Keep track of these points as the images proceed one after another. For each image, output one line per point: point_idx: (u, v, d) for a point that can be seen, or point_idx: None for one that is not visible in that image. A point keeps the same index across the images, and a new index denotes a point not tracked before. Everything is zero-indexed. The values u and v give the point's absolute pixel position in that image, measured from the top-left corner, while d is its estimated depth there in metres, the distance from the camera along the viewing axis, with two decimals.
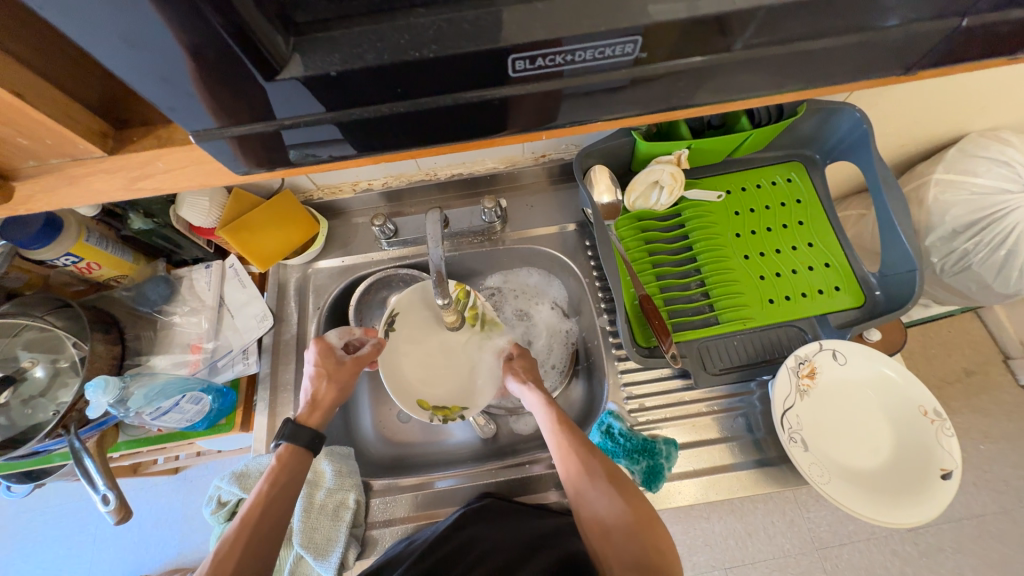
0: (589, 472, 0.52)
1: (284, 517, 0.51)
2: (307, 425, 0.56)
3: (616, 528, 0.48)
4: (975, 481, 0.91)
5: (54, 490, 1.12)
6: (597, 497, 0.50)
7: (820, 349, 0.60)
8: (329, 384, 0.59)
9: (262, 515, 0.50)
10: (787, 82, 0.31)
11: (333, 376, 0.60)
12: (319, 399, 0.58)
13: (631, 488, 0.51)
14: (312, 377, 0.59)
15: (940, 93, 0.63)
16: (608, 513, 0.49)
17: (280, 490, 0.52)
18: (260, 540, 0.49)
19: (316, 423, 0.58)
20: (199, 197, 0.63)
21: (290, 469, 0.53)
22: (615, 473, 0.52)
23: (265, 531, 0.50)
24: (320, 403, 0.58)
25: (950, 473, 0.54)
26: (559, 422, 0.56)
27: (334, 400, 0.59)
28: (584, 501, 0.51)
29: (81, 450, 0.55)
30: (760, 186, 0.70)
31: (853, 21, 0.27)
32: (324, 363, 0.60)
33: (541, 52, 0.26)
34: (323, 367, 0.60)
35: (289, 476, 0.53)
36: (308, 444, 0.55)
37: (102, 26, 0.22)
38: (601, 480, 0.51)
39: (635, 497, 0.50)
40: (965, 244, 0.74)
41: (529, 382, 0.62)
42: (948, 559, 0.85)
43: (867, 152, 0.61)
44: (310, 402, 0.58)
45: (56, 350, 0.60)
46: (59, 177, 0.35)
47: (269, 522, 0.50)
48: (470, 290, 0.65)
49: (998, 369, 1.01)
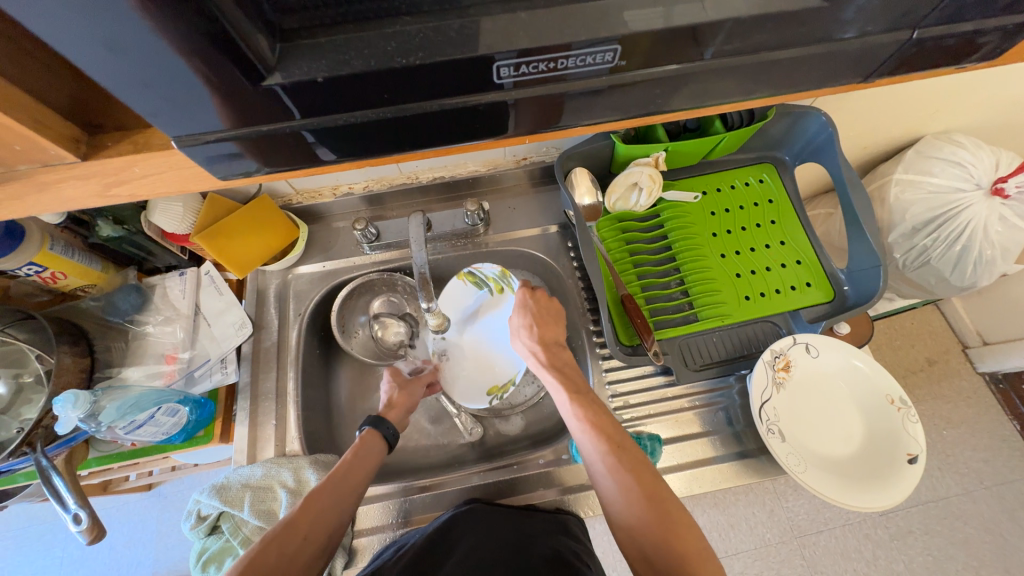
0: (621, 489, 0.48)
1: (360, 487, 0.53)
2: (386, 420, 0.61)
3: (655, 553, 0.44)
4: (940, 465, 0.96)
5: (17, 513, 1.06)
6: (631, 516, 0.47)
7: (794, 343, 0.62)
8: (401, 390, 0.65)
9: (345, 476, 0.53)
10: (756, 89, 0.32)
11: (404, 385, 0.66)
12: (395, 400, 0.63)
13: (671, 508, 0.47)
14: (387, 386, 0.65)
15: (899, 98, 0.66)
16: (644, 535, 0.45)
17: (360, 461, 0.55)
18: (339, 498, 0.51)
19: (395, 421, 0.62)
20: (172, 203, 0.60)
21: (368, 445, 0.57)
22: (654, 490, 0.48)
23: (345, 490, 0.52)
24: (396, 405, 0.63)
25: (916, 458, 0.57)
26: (591, 427, 0.52)
27: (407, 403, 0.64)
28: (618, 518, 0.48)
29: (49, 468, 0.53)
30: (734, 187, 0.73)
31: (815, 33, 0.29)
32: (396, 376, 0.66)
33: (526, 60, 0.27)
34: (394, 380, 0.66)
35: (367, 452, 0.57)
36: (386, 437, 0.59)
37: (80, 34, 0.21)
38: (635, 499, 0.47)
39: (674, 517, 0.46)
40: (925, 240, 0.79)
41: (537, 352, 0.60)
42: (917, 540, 0.90)
43: (833, 155, 0.64)
44: (387, 405, 0.63)
45: (18, 364, 0.58)
46: (26, 184, 0.33)
47: (350, 484, 0.52)
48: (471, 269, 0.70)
49: (956, 358, 1.06)
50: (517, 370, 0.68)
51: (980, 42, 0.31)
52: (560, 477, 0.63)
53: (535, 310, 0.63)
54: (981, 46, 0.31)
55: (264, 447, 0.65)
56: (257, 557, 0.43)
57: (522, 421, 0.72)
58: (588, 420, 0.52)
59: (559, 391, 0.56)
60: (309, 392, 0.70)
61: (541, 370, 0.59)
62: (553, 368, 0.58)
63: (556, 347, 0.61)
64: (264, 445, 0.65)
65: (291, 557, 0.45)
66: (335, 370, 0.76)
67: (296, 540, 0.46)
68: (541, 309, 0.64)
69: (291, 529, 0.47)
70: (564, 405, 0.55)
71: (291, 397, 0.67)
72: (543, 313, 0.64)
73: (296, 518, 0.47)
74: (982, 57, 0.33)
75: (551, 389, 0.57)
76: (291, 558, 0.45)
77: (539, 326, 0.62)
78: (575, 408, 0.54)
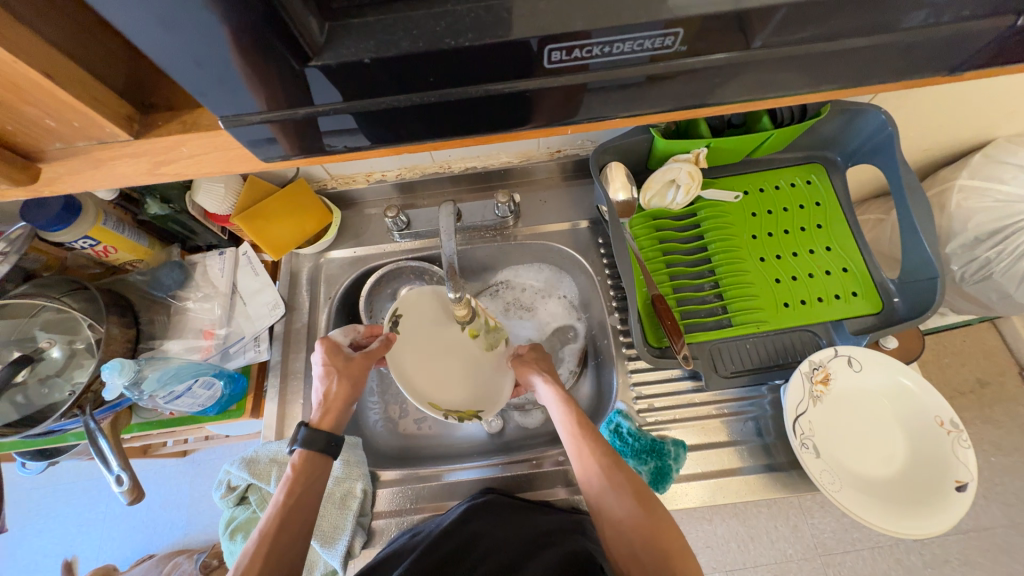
0: (614, 487, 0.51)
1: (305, 524, 0.52)
2: (320, 428, 0.56)
3: (642, 549, 0.48)
4: (985, 493, 0.90)
5: (67, 468, 1.14)
6: (621, 514, 0.50)
7: (835, 355, 0.59)
8: (339, 380, 0.59)
9: (283, 523, 0.50)
10: (824, 81, 0.30)
11: (342, 372, 0.59)
12: (328, 399, 0.58)
13: (656, 505, 0.50)
14: (323, 375, 0.59)
15: (972, 96, 0.61)
16: (633, 532, 0.49)
17: (297, 498, 0.52)
18: (276, 555, 0.49)
19: (329, 427, 0.57)
20: (215, 183, 0.63)
21: (305, 476, 0.53)
22: (642, 491, 0.51)
23: (288, 536, 0.50)
24: (331, 403, 0.58)
25: (965, 486, 0.53)
26: (586, 432, 0.55)
27: (344, 396, 0.58)
28: (605, 516, 0.51)
29: (96, 430, 0.56)
30: (779, 188, 0.69)
31: (899, 19, 0.26)
32: (332, 361, 0.59)
33: (577, 43, 0.26)
34: (331, 365, 0.60)
35: (307, 484, 0.53)
36: (324, 449, 0.55)
37: (142, 12, 0.22)
38: (626, 496, 0.50)
39: (659, 515, 0.49)
40: (988, 252, 0.73)
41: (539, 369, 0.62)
42: (954, 570, 0.84)
43: (892, 156, 0.60)
44: (321, 403, 0.58)
45: (73, 331, 0.61)
46: (85, 160, 0.35)
47: (288, 533, 0.50)
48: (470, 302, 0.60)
49: (1012, 381, 0.99)
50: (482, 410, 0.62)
51: None
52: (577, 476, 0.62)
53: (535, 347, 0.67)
54: None
55: (290, 424, 0.67)
56: None
57: (543, 416, 0.72)
58: (585, 424, 0.55)
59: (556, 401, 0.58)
60: None
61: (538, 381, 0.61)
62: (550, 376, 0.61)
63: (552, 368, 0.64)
64: (291, 423, 0.67)
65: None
66: None
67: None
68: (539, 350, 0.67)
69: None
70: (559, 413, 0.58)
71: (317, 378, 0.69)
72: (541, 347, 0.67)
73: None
74: None
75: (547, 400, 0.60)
76: None
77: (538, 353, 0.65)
78: (570, 415, 0.57)
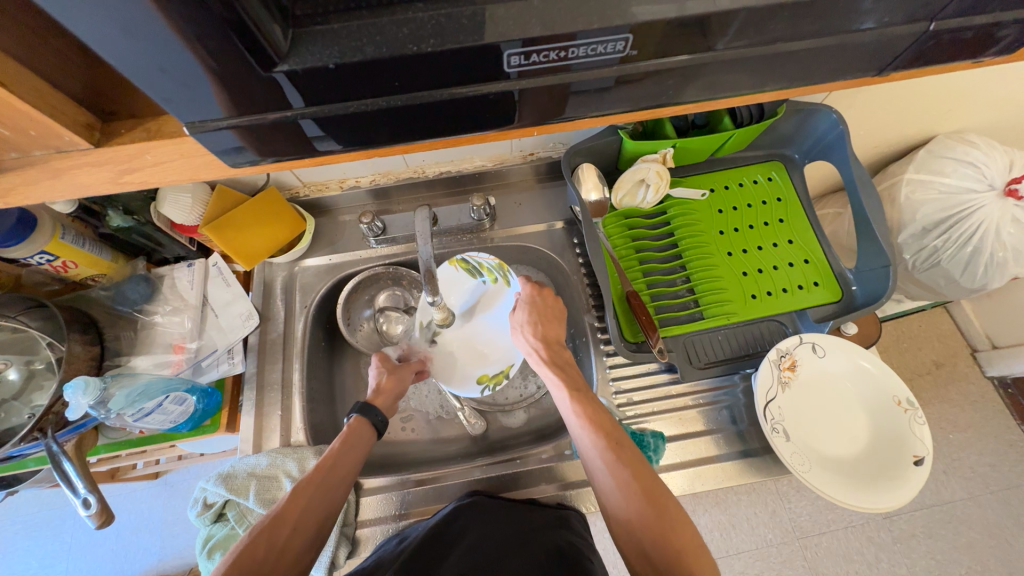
0: (619, 486, 0.49)
1: (349, 475, 0.52)
2: (375, 406, 0.59)
3: (653, 548, 0.46)
4: (946, 469, 0.95)
5: (27, 499, 1.08)
6: (629, 511, 0.48)
7: (800, 343, 0.62)
8: (390, 375, 0.64)
9: (333, 466, 0.51)
10: (769, 82, 0.32)
11: (394, 369, 0.65)
12: (383, 384, 0.62)
13: (668, 504, 0.48)
14: (376, 372, 0.64)
15: (912, 96, 0.65)
16: (643, 530, 0.47)
17: (349, 449, 0.54)
18: (322, 496, 0.49)
19: (382, 406, 0.61)
20: (180, 194, 0.61)
21: (359, 432, 0.56)
22: (651, 486, 0.49)
23: (336, 479, 0.51)
24: (384, 390, 0.62)
25: (923, 460, 0.56)
26: (589, 425, 0.53)
27: (397, 388, 0.63)
28: (615, 514, 0.50)
29: (60, 454, 0.54)
30: (742, 185, 0.72)
31: (831, 24, 0.28)
32: (385, 363, 0.65)
33: (537, 49, 0.27)
34: (383, 366, 0.65)
35: (355, 441, 0.55)
36: (375, 424, 0.58)
37: (99, 16, 0.21)
38: (633, 495, 0.49)
39: (671, 512, 0.48)
40: (935, 241, 0.78)
41: (541, 353, 0.59)
42: (920, 544, 0.89)
43: (843, 153, 0.63)
44: (376, 390, 0.62)
45: (30, 351, 0.58)
46: (42, 169, 0.34)
47: (337, 475, 0.51)
48: (465, 257, 0.65)
49: (964, 362, 1.05)
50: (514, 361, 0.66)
51: (998, 35, 0.30)
52: (561, 472, 0.63)
53: (539, 308, 0.63)
54: (1000, 40, 0.31)
55: (269, 437, 0.65)
56: (245, 552, 0.43)
57: (525, 415, 0.73)
58: (587, 418, 0.54)
59: (560, 390, 0.57)
60: (314, 383, 0.70)
61: (543, 369, 0.59)
62: (553, 363, 0.59)
63: (558, 346, 0.61)
64: (270, 435, 0.65)
65: (279, 549, 0.45)
66: (340, 361, 0.76)
67: (286, 531, 0.46)
68: (548, 313, 0.63)
69: (281, 519, 0.46)
70: (563, 403, 0.56)
71: (295, 387, 0.68)
72: (548, 312, 0.63)
73: (285, 511, 0.47)
74: (1002, 50, 0.32)
75: (553, 390, 0.58)
76: (282, 550, 0.45)
77: (543, 323, 0.61)
78: (575, 404, 0.55)
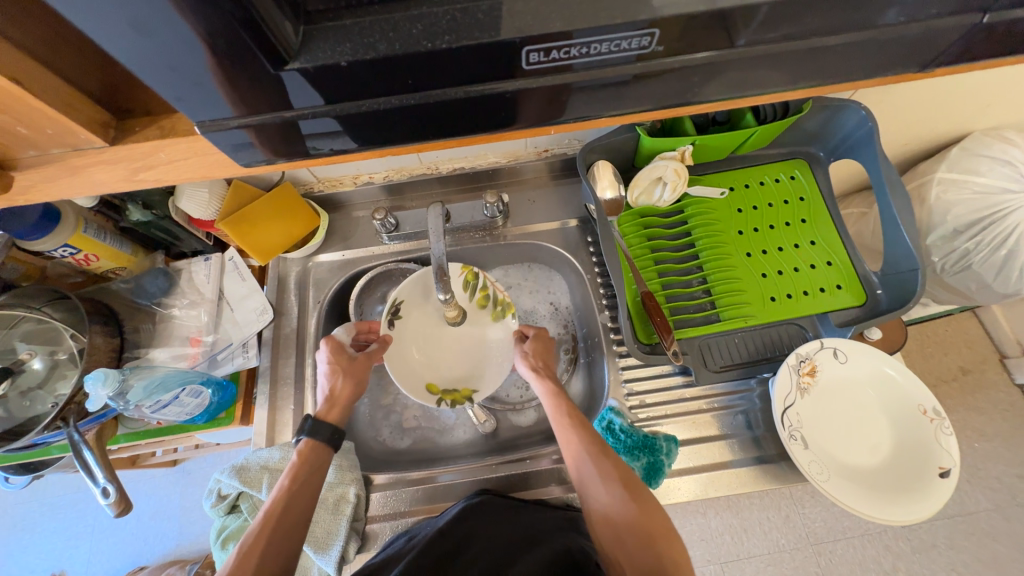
0: (600, 475, 0.50)
1: (310, 505, 0.52)
2: (324, 422, 0.56)
3: (629, 534, 0.47)
4: (970, 479, 0.92)
5: (54, 482, 1.12)
6: (608, 499, 0.49)
7: (821, 348, 0.60)
8: (344, 378, 0.59)
9: (287, 506, 0.50)
10: (801, 78, 0.31)
11: (347, 371, 0.59)
12: (335, 395, 0.58)
13: (645, 493, 0.49)
14: (328, 373, 0.60)
15: (948, 91, 0.62)
16: (620, 518, 0.48)
17: (302, 484, 0.52)
18: (281, 535, 0.49)
19: (335, 419, 0.57)
20: (197, 188, 0.62)
21: (310, 461, 0.54)
22: (629, 477, 0.51)
23: (291, 520, 0.50)
24: (337, 399, 0.58)
25: (948, 472, 0.54)
26: (572, 418, 0.55)
27: (350, 395, 0.59)
28: (594, 504, 0.50)
29: (80, 443, 0.55)
30: (764, 184, 0.70)
31: (873, 15, 0.27)
32: (337, 360, 0.60)
33: (555, 45, 0.26)
34: (336, 364, 0.60)
35: (312, 467, 0.53)
36: (328, 439, 0.55)
37: (109, 14, 0.21)
38: (613, 482, 0.50)
39: (648, 502, 0.49)
40: (966, 243, 0.74)
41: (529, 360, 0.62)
42: (941, 555, 0.86)
43: (871, 151, 0.61)
44: (326, 401, 0.58)
45: (54, 342, 0.60)
46: (60, 167, 0.34)
47: (289, 519, 0.49)
48: (477, 272, 0.64)
49: (993, 369, 1.01)
50: (479, 389, 0.63)
51: None
52: None
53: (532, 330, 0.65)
54: None
55: (282, 430, 0.66)
56: None
57: (536, 414, 0.72)
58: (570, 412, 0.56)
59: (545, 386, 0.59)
60: None
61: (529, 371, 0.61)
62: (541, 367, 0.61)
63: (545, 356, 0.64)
64: (282, 428, 0.66)
65: None
66: None
67: None
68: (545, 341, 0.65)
69: None
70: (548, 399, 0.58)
71: (308, 382, 0.69)
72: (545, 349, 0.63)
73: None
74: None
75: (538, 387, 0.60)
76: None
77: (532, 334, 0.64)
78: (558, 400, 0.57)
